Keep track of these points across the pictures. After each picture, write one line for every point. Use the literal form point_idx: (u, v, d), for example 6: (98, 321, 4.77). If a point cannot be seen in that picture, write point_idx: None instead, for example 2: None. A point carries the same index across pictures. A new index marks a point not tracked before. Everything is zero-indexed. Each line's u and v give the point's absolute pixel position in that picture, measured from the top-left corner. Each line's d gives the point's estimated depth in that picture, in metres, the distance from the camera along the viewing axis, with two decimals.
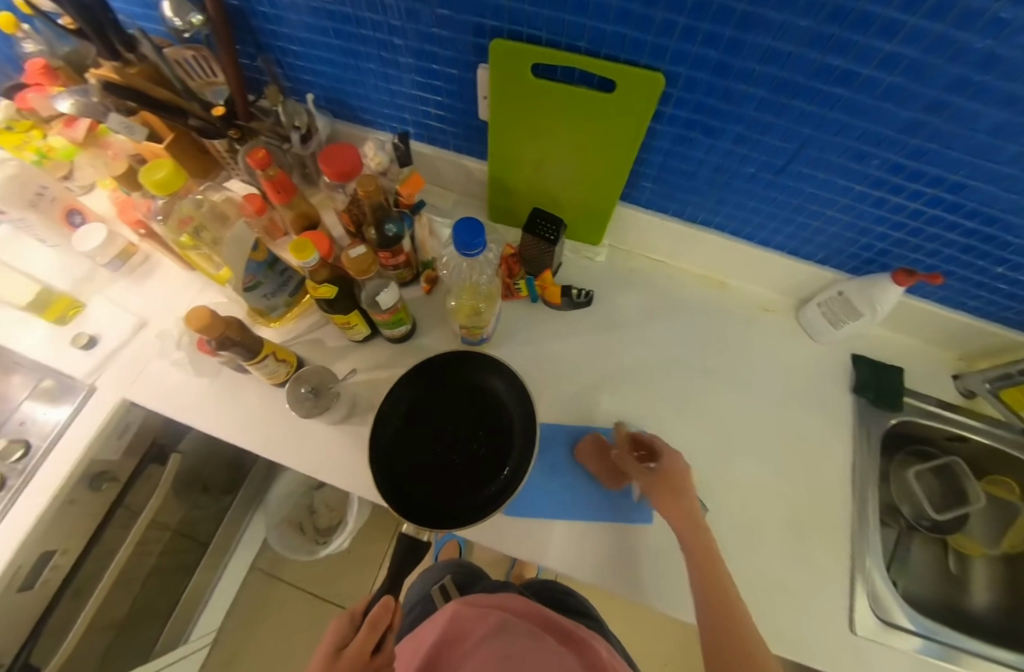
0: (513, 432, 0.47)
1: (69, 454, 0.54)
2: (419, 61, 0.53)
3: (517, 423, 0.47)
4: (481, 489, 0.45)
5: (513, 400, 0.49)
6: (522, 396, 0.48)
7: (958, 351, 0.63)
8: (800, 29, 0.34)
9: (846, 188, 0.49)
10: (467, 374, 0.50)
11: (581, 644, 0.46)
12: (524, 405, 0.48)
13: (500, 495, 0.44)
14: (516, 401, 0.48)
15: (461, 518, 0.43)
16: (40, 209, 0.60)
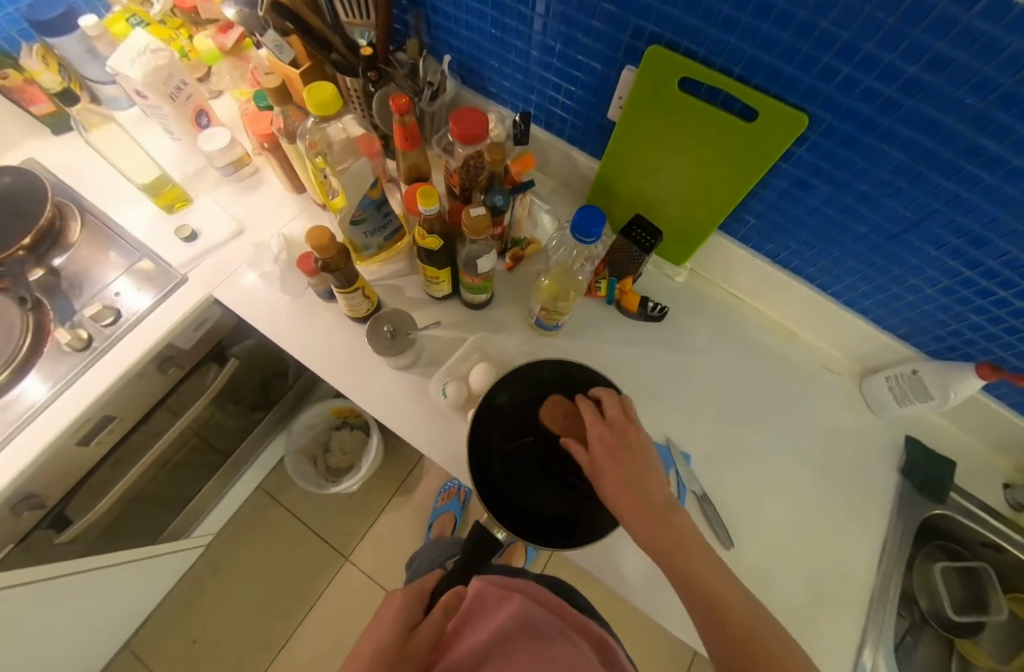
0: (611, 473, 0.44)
1: (153, 332, 0.58)
2: (566, 48, 0.54)
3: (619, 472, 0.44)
4: (557, 516, 0.43)
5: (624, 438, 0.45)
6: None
7: (1017, 462, 0.62)
8: (967, 106, 0.35)
9: (954, 270, 0.49)
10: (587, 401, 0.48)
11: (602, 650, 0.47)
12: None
13: (572, 529, 0.42)
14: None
15: (529, 529, 0.42)
16: (176, 103, 0.64)
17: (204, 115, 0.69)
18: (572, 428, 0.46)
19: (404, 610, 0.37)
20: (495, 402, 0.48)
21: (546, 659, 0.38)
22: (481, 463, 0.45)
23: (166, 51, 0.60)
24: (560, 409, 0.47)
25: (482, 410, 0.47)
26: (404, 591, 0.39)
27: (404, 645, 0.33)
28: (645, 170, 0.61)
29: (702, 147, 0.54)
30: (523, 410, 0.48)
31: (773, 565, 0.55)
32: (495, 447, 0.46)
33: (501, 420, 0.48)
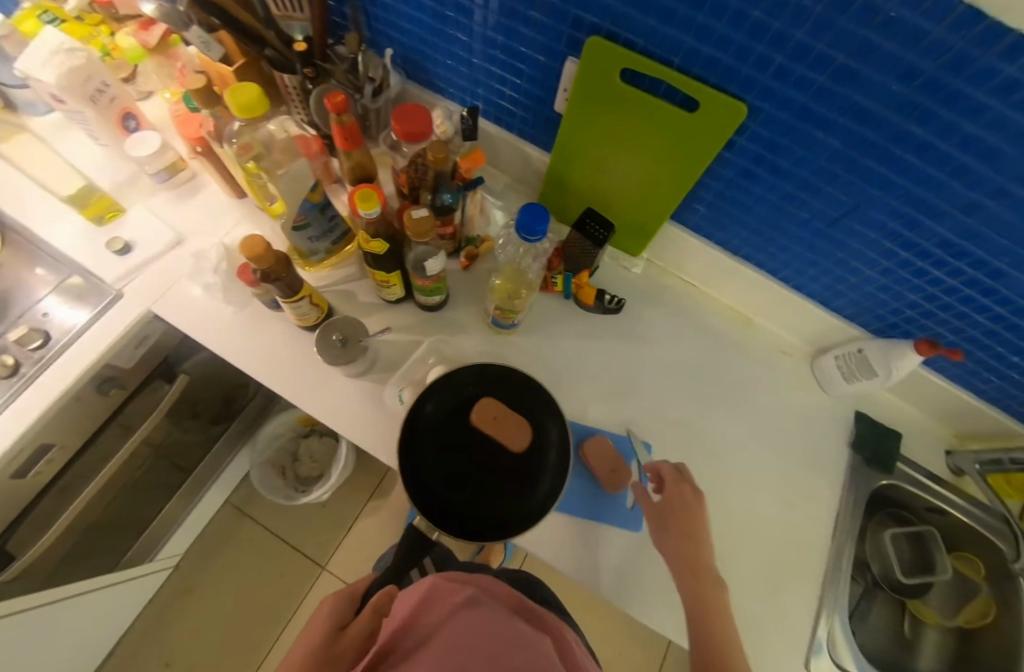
0: (543, 470, 0.42)
1: (86, 354, 0.54)
2: (508, 40, 0.53)
3: (551, 465, 0.42)
4: (494, 511, 0.41)
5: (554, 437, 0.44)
6: (563, 442, 0.43)
7: (956, 429, 0.65)
8: (893, 92, 0.35)
9: (891, 252, 0.51)
10: (515, 399, 0.45)
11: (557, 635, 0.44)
12: (563, 453, 0.43)
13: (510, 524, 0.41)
14: (555, 446, 0.43)
15: (468, 531, 0.40)
16: (98, 107, 0.59)
17: (133, 118, 0.64)
18: (504, 430, 0.42)
19: (334, 614, 0.38)
20: (420, 413, 0.44)
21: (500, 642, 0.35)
22: (415, 470, 0.41)
23: (83, 51, 0.55)
24: (490, 410, 0.43)
25: (409, 421, 0.43)
26: (338, 595, 0.41)
27: (333, 647, 0.35)
28: (592, 152, 0.60)
29: (641, 128, 0.53)
30: (457, 412, 0.44)
31: (734, 544, 0.57)
32: (429, 449, 0.42)
33: (431, 428, 0.44)
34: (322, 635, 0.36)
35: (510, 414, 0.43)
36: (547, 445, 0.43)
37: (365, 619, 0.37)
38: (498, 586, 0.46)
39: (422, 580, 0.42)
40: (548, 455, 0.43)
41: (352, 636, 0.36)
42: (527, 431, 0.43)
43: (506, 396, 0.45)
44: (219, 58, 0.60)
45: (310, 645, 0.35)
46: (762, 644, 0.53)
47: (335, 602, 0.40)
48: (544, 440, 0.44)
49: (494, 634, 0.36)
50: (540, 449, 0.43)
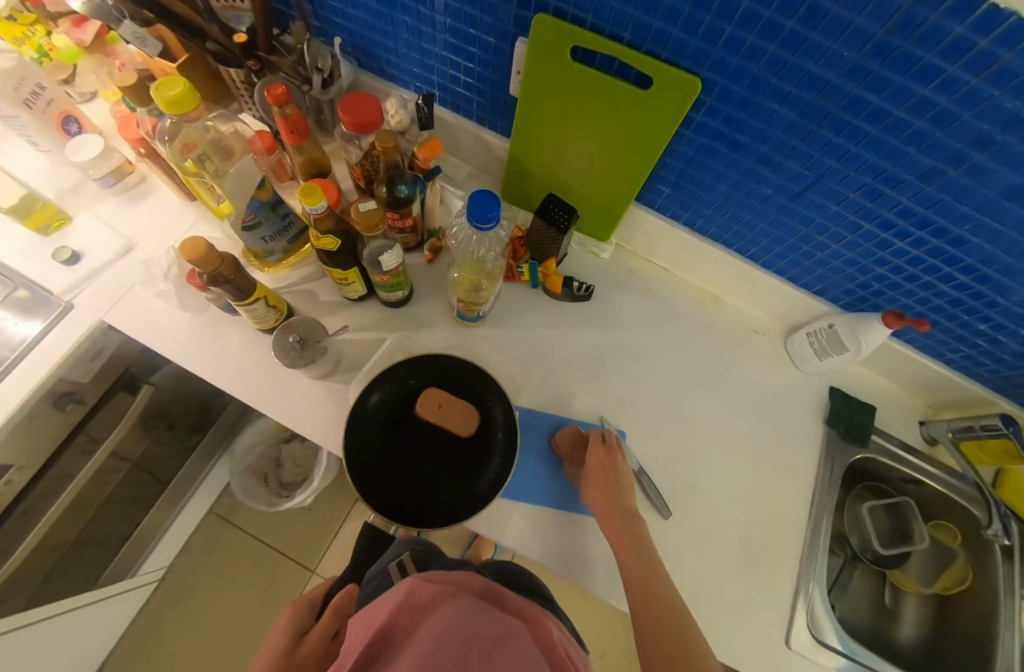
0: (490, 452, 0.43)
1: (35, 370, 0.52)
2: (457, 23, 0.51)
3: (497, 446, 0.43)
4: (448, 498, 0.41)
5: (500, 423, 0.44)
6: (508, 423, 0.44)
7: (928, 399, 0.65)
8: (843, 58, 0.34)
9: (855, 225, 0.50)
10: (458, 384, 0.46)
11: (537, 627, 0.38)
12: (509, 430, 0.43)
13: (459, 508, 0.41)
14: (501, 426, 0.44)
15: (423, 519, 0.40)
16: (35, 111, 0.57)
17: (74, 122, 0.62)
18: (450, 416, 0.41)
19: (294, 622, 0.40)
20: (366, 405, 0.44)
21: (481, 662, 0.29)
22: (363, 466, 0.41)
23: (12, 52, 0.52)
24: (435, 399, 0.42)
25: (354, 418, 0.43)
26: (297, 603, 0.43)
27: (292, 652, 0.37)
28: (544, 136, 0.59)
29: (595, 107, 0.51)
30: (404, 405, 0.45)
31: (711, 526, 0.57)
32: (378, 443, 0.43)
33: (378, 424, 0.44)
34: (284, 640, 0.38)
35: (454, 399, 0.42)
36: (493, 426, 0.44)
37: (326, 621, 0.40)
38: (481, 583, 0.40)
39: (403, 580, 0.37)
40: (495, 436, 0.43)
41: (312, 640, 0.37)
42: (472, 417, 0.42)
43: (452, 386, 0.46)
44: (159, 54, 0.58)
45: (273, 652, 0.37)
46: (741, 622, 0.53)
47: (295, 611, 0.42)
48: (489, 421, 0.44)
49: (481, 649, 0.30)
50: (486, 430, 0.44)
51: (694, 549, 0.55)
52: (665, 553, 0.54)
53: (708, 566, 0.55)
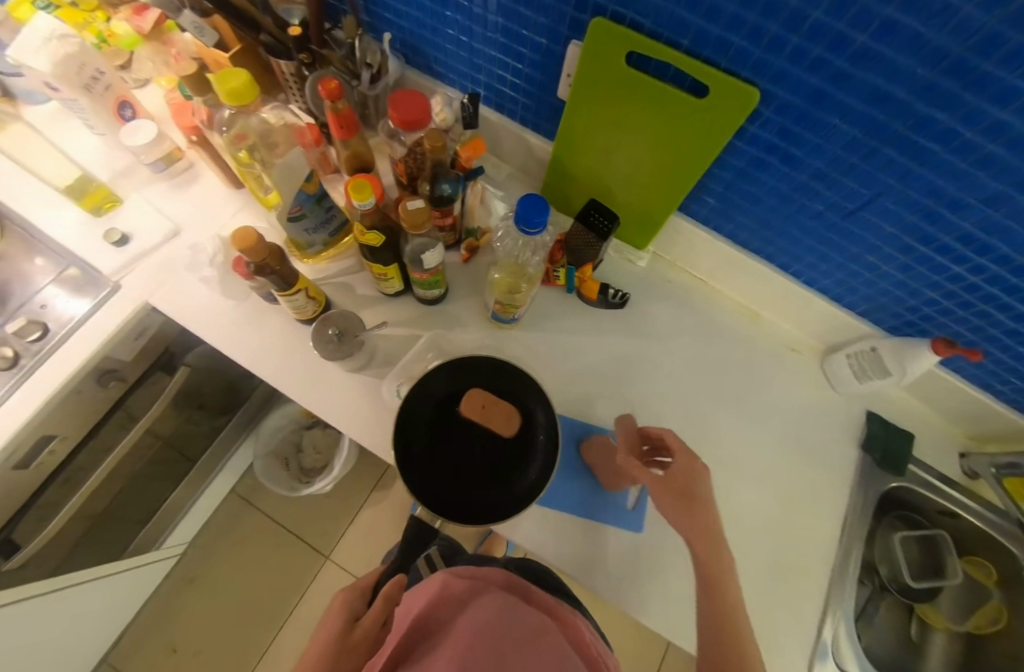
0: (531, 454, 0.42)
1: (84, 347, 0.54)
2: (509, 23, 0.50)
3: (539, 448, 0.42)
4: (489, 497, 0.41)
5: (542, 426, 0.44)
6: (551, 425, 0.44)
7: (970, 431, 0.63)
8: (917, 75, 0.33)
9: (909, 247, 0.48)
10: (501, 383, 0.45)
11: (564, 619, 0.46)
12: (551, 432, 0.43)
13: (498, 509, 0.41)
14: (543, 427, 0.44)
15: (469, 516, 0.41)
16: (93, 95, 0.58)
17: (129, 107, 0.63)
18: (494, 416, 0.40)
19: (346, 607, 0.39)
20: (417, 399, 0.44)
21: (516, 635, 0.38)
22: (404, 459, 0.41)
23: (76, 38, 0.54)
24: (477, 399, 0.41)
25: (405, 410, 0.44)
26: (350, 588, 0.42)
27: (346, 638, 0.36)
28: (593, 138, 0.58)
29: (650, 114, 0.50)
30: (447, 403, 0.44)
31: (737, 544, 0.56)
32: (420, 439, 0.43)
33: (421, 417, 0.44)
34: (339, 624, 0.37)
35: (497, 400, 0.41)
36: (535, 427, 0.44)
37: (377, 611, 0.37)
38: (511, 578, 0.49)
39: (438, 575, 0.45)
40: (537, 438, 0.43)
41: (365, 625, 0.37)
42: (514, 419, 0.41)
43: (490, 382, 0.45)
44: (214, 45, 0.58)
45: (328, 634, 0.37)
46: (763, 647, 0.52)
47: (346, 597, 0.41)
48: (532, 423, 0.44)
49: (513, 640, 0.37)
50: (527, 430, 0.43)
51: None
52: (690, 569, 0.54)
53: None
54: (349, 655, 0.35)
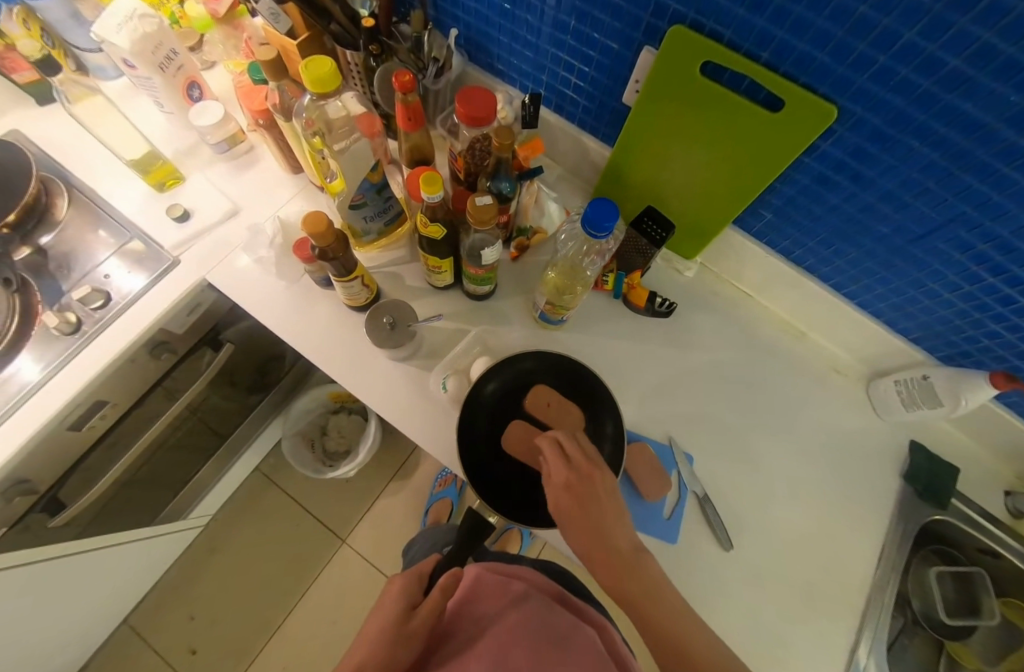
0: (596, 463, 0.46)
1: (145, 317, 0.56)
2: (581, 26, 0.50)
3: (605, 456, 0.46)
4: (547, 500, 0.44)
5: (608, 439, 0.46)
6: (618, 435, 0.46)
7: (1019, 469, 0.61)
8: (1010, 102, 0.32)
9: (975, 276, 0.47)
10: (570, 390, 0.48)
11: (598, 624, 0.49)
12: (618, 445, 0.45)
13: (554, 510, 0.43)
14: (611, 439, 0.46)
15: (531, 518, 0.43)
16: (166, 74, 0.60)
17: (197, 87, 0.65)
18: (558, 415, 0.46)
19: (405, 594, 0.41)
20: (483, 390, 0.48)
21: (551, 634, 0.41)
22: (468, 439, 0.46)
23: (155, 17, 0.55)
24: (544, 398, 0.47)
25: (471, 400, 0.47)
26: (407, 577, 0.44)
27: (406, 621, 0.38)
28: (655, 148, 0.58)
29: (713, 124, 0.50)
30: (512, 399, 0.48)
31: (770, 566, 0.55)
32: (483, 430, 0.46)
33: (488, 409, 0.48)
34: (396, 611, 0.39)
35: (563, 400, 0.47)
36: (602, 437, 0.46)
37: (434, 600, 0.39)
38: (544, 578, 0.52)
39: (471, 569, 0.48)
40: (603, 448, 0.46)
41: (423, 616, 0.38)
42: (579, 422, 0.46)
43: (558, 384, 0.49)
44: (286, 32, 0.59)
45: (385, 620, 0.38)
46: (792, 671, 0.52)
47: (404, 585, 0.43)
48: (600, 434, 0.47)
49: (550, 638, 0.40)
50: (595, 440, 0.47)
51: (751, 586, 0.54)
52: (722, 584, 0.53)
53: (760, 606, 0.53)
54: (408, 639, 0.37)
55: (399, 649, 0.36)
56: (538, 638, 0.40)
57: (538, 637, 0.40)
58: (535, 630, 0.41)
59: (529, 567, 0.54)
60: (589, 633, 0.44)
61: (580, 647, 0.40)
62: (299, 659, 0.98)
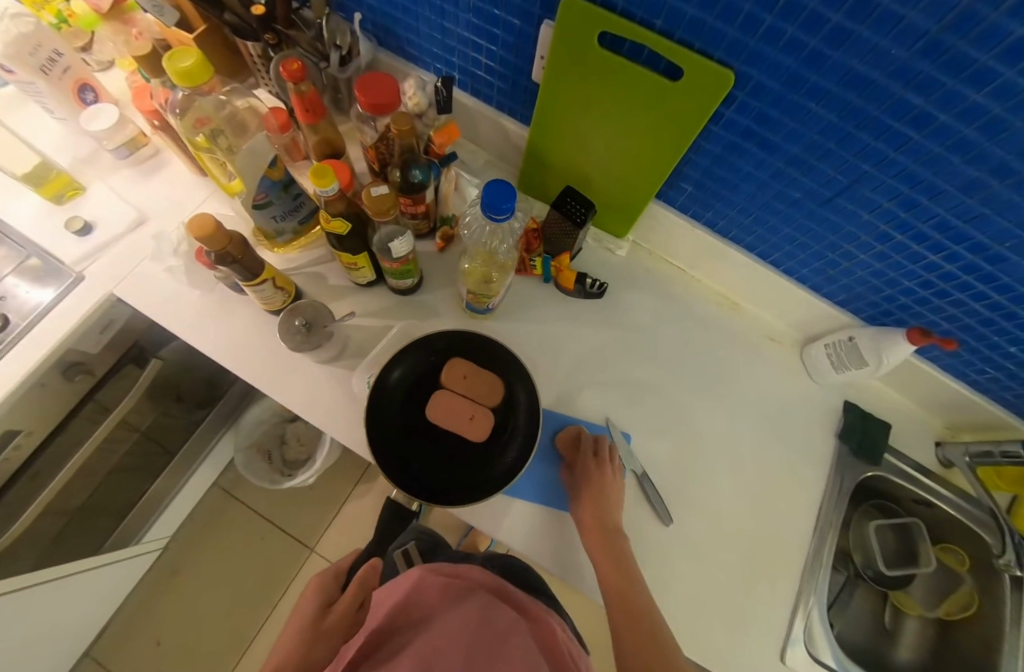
0: (512, 438, 0.45)
1: (46, 338, 0.52)
2: (479, 2, 0.48)
3: (520, 428, 0.45)
4: (468, 478, 0.44)
5: (523, 413, 0.46)
6: (531, 406, 0.46)
7: (946, 420, 0.63)
8: (892, 57, 0.31)
9: (886, 235, 0.47)
10: (484, 360, 0.48)
11: (537, 619, 0.49)
12: (531, 416, 0.45)
13: (468, 488, 0.43)
14: (524, 409, 0.46)
15: (450, 501, 0.43)
16: (51, 77, 0.56)
17: (91, 91, 0.61)
18: (474, 385, 0.46)
19: (319, 593, 0.41)
20: (388, 380, 0.46)
21: (488, 630, 0.40)
22: (381, 433, 0.44)
23: (29, 16, 0.51)
24: (460, 370, 0.46)
25: (376, 391, 0.45)
26: (323, 575, 0.43)
27: (321, 621, 0.37)
28: (571, 126, 0.57)
29: (622, 101, 0.49)
30: (425, 384, 0.47)
31: (710, 536, 0.56)
32: (400, 423, 0.45)
33: (397, 397, 0.46)
34: (311, 611, 0.38)
35: (479, 370, 0.46)
36: (517, 408, 0.46)
37: (352, 593, 0.39)
38: (484, 574, 0.52)
39: (410, 573, 0.47)
40: (518, 420, 0.46)
41: (340, 609, 0.38)
42: (497, 389, 0.46)
43: (476, 357, 0.48)
44: (177, 24, 0.56)
45: (300, 620, 0.37)
46: (737, 639, 0.53)
47: (320, 584, 0.42)
48: (514, 405, 0.46)
49: (484, 634, 0.39)
50: (511, 412, 0.46)
51: (692, 556, 0.55)
52: (664, 559, 0.54)
53: (703, 575, 0.54)
54: (323, 637, 0.36)
55: (317, 645, 0.35)
56: (471, 634, 0.39)
57: (471, 633, 0.39)
58: (469, 627, 0.40)
59: (471, 565, 0.54)
60: (523, 628, 0.43)
61: (514, 642, 0.40)
62: None
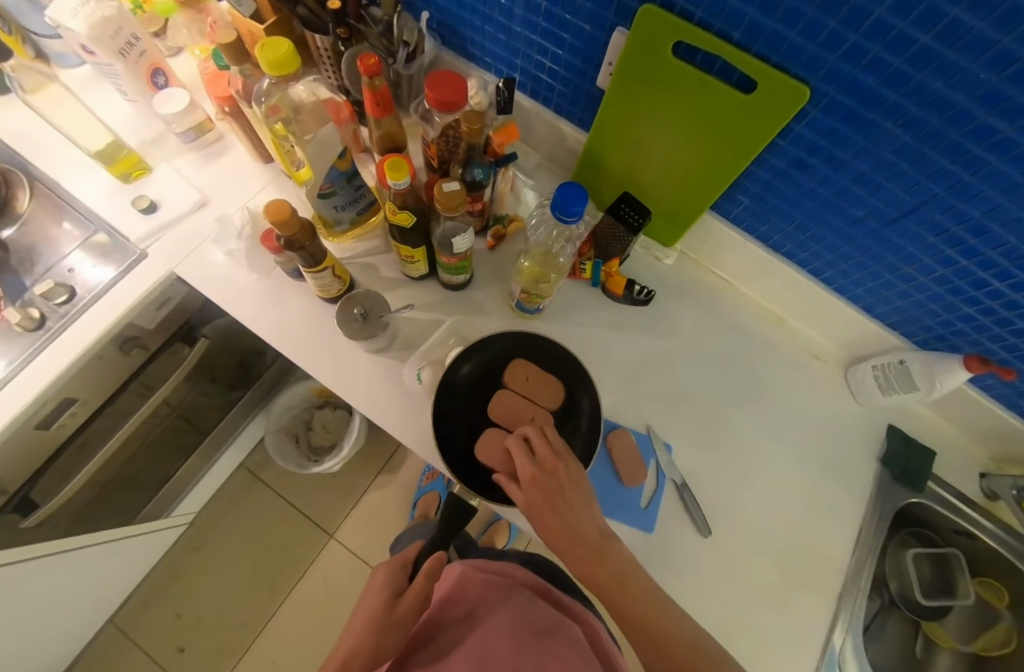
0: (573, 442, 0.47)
1: (108, 311, 0.54)
2: (551, 6, 0.49)
3: (581, 432, 0.47)
4: None
5: (584, 417, 0.47)
6: (594, 414, 0.47)
7: (993, 451, 0.62)
8: (981, 81, 0.31)
9: (949, 259, 0.47)
10: (545, 363, 0.49)
11: (581, 619, 0.49)
12: (593, 422, 0.47)
13: None
14: (585, 415, 0.47)
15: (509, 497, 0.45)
16: (128, 61, 0.57)
17: (162, 75, 0.62)
18: (536, 388, 0.48)
19: (389, 583, 0.40)
20: (457, 374, 0.48)
21: (536, 631, 0.41)
22: (445, 429, 0.46)
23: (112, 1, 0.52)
24: (523, 371, 0.49)
25: (446, 384, 0.48)
26: (389, 565, 0.43)
27: (391, 611, 0.37)
28: (632, 132, 0.57)
29: (689, 111, 0.49)
30: (487, 381, 0.50)
31: (747, 551, 0.56)
32: (460, 420, 0.47)
33: (462, 394, 0.49)
34: (380, 601, 0.38)
35: (541, 374, 0.49)
36: (579, 414, 0.48)
37: (419, 586, 0.38)
38: (527, 573, 0.52)
39: (457, 568, 0.49)
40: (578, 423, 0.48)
41: (409, 602, 0.37)
42: (557, 392, 0.48)
43: (536, 357, 0.50)
44: (250, 14, 0.57)
45: (371, 611, 0.37)
46: (768, 659, 0.52)
47: (388, 573, 0.42)
48: (577, 413, 0.48)
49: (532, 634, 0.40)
50: (572, 417, 0.48)
51: (728, 570, 0.54)
52: (700, 571, 0.54)
53: (737, 590, 0.54)
54: (392, 629, 0.36)
55: (390, 634, 0.36)
56: (519, 635, 0.39)
57: (519, 633, 0.39)
58: (517, 629, 0.40)
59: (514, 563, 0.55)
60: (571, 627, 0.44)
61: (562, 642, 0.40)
62: (286, 654, 0.97)
